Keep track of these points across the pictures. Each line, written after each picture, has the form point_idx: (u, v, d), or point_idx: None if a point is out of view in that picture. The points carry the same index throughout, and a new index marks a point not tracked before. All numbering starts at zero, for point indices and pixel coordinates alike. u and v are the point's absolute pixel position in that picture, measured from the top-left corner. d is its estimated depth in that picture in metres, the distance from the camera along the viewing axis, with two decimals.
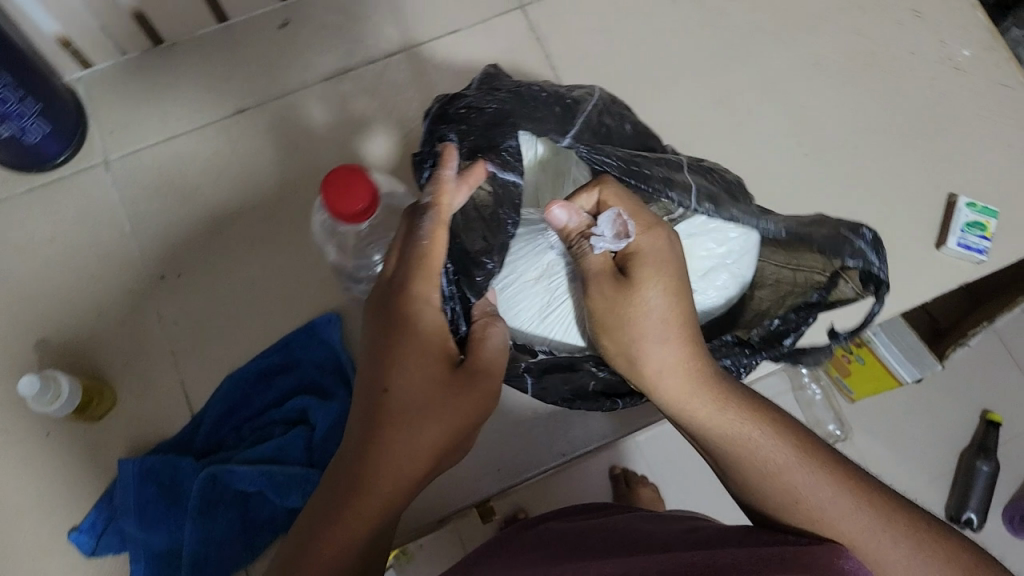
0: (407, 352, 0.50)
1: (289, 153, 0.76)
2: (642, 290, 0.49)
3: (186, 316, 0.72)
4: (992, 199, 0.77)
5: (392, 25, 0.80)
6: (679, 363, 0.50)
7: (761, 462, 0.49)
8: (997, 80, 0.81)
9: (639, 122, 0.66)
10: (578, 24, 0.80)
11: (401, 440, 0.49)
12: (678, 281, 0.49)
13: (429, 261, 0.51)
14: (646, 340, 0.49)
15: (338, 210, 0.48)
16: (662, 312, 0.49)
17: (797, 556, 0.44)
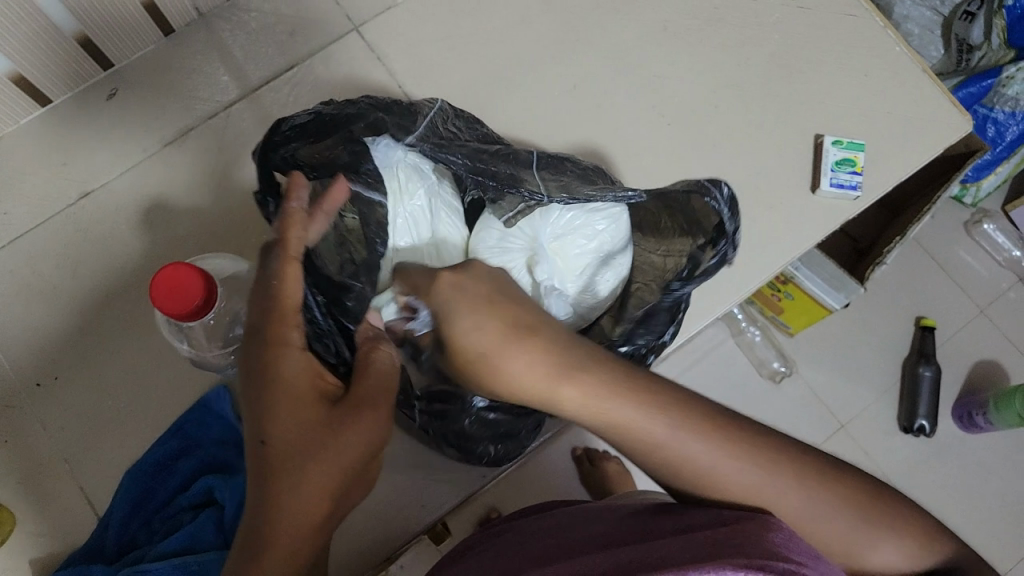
0: (281, 394, 0.45)
1: (147, 228, 0.73)
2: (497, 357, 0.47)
3: (70, 420, 0.68)
4: (858, 131, 0.77)
5: (226, 73, 0.77)
6: (580, 399, 0.47)
7: (693, 469, 0.48)
8: (842, 10, 0.80)
9: (483, 130, 0.66)
10: (416, 37, 0.78)
11: (296, 488, 0.43)
12: (490, 309, 0.48)
13: (284, 298, 0.47)
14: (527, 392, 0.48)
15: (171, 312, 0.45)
16: (531, 367, 0.47)
17: (727, 533, 0.45)
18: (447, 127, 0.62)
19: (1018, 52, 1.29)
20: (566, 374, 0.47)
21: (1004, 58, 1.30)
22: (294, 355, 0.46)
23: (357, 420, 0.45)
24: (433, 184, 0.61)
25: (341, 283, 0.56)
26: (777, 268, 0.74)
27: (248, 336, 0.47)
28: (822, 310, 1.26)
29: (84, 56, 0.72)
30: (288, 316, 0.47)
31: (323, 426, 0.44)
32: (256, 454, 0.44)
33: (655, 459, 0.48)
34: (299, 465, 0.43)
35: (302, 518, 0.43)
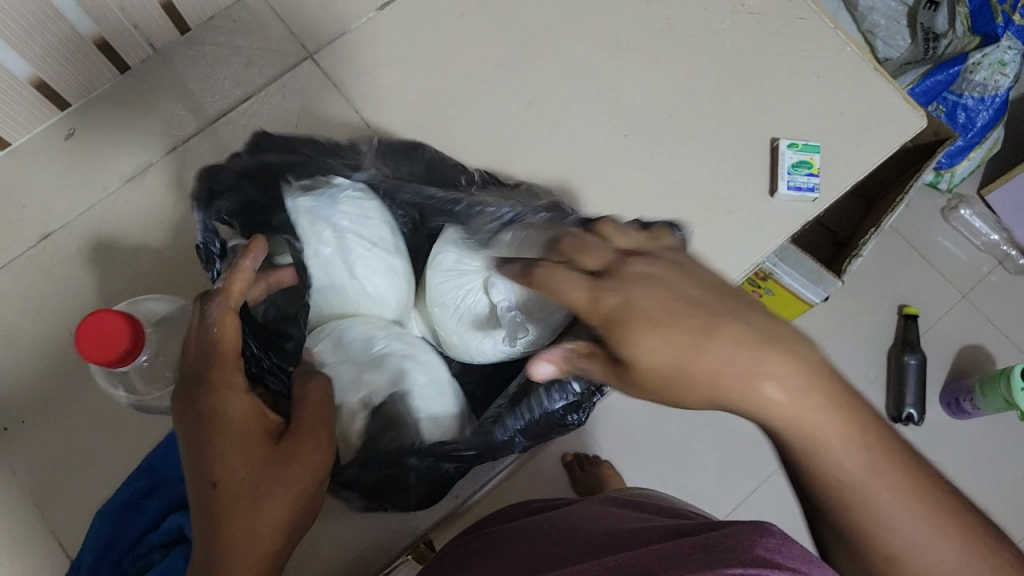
0: (228, 432, 0.45)
1: (109, 266, 0.73)
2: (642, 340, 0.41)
3: (40, 463, 0.68)
4: (813, 133, 0.78)
5: (183, 107, 0.77)
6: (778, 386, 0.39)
7: (856, 501, 0.38)
8: (793, 13, 0.81)
9: (433, 159, 0.70)
10: (371, 60, 0.79)
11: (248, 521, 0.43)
12: (659, 309, 0.41)
13: (223, 346, 0.48)
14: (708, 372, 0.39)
15: (100, 360, 0.45)
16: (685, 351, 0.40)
17: (723, 543, 0.43)
18: (382, 162, 0.69)
19: (984, 38, 1.28)
20: (741, 345, 0.39)
21: (970, 44, 1.29)
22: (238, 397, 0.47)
23: (301, 456, 0.47)
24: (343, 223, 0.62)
25: (278, 331, 0.59)
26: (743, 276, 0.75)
27: (184, 382, 0.48)
28: (802, 306, 1.26)
29: (40, 100, 0.71)
30: (230, 359, 0.48)
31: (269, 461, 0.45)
32: (202, 493, 0.44)
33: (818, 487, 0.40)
34: (249, 500, 0.44)
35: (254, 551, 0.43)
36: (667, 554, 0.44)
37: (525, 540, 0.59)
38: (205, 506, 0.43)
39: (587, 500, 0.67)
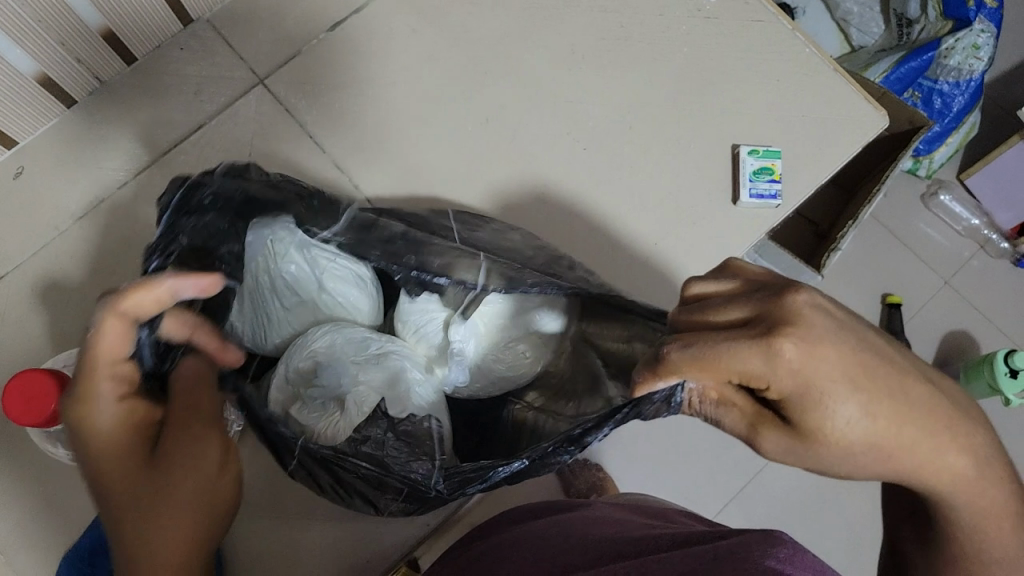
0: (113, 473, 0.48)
1: (64, 306, 0.72)
2: (880, 367, 0.43)
3: None
4: (774, 138, 0.77)
5: (134, 139, 0.76)
6: (885, 419, 0.43)
7: (937, 477, 0.46)
8: (749, 16, 0.80)
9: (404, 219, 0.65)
10: (324, 83, 0.77)
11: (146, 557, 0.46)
12: (822, 339, 0.42)
13: (96, 362, 0.49)
14: (823, 404, 0.42)
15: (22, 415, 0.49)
16: (850, 374, 0.42)
17: (727, 552, 0.44)
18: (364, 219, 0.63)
19: (956, 23, 1.24)
20: (860, 382, 0.42)
21: (943, 30, 1.26)
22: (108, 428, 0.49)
23: (179, 469, 0.49)
24: (303, 236, 0.62)
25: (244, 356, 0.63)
26: None
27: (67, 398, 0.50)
28: None
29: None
30: (97, 380, 0.49)
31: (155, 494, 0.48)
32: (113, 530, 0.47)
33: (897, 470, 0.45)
34: (143, 522, 0.47)
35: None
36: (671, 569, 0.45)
37: (534, 547, 0.57)
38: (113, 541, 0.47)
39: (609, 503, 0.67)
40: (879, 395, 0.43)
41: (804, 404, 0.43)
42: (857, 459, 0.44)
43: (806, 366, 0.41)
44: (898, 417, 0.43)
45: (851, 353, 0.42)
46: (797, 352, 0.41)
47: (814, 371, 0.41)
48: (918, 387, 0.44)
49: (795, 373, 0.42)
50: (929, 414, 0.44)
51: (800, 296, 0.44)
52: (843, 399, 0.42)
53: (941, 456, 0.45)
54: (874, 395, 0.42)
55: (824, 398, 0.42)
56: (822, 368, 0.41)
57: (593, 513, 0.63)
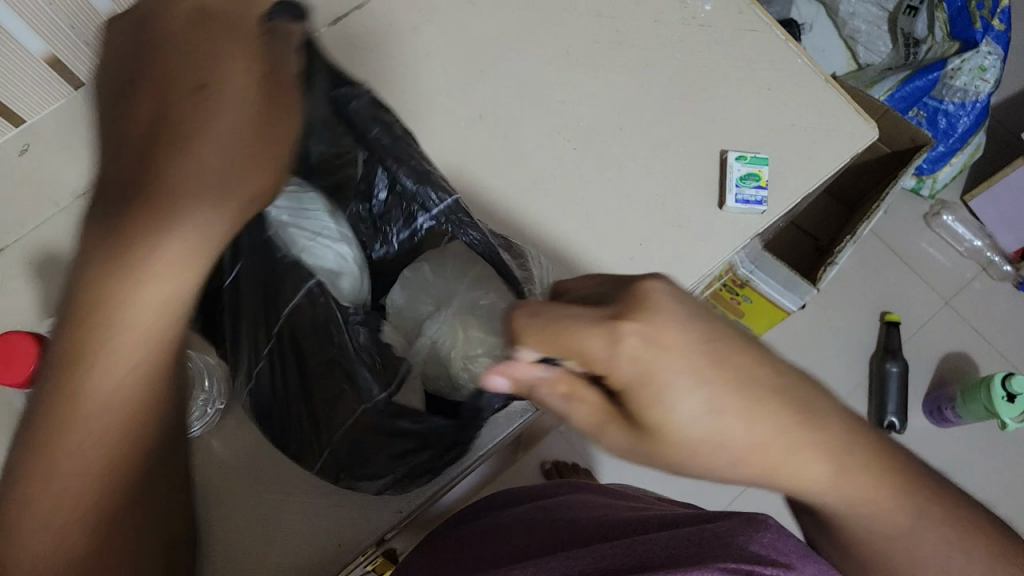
0: (110, 326, 0.40)
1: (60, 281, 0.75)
2: (677, 392, 0.43)
3: None
4: (763, 145, 0.78)
5: None
6: (714, 405, 0.43)
7: (802, 480, 0.47)
8: (744, 26, 0.81)
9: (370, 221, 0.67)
10: None
11: (83, 440, 0.40)
12: (664, 318, 0.43)
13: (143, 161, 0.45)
14: (669, 394, 0.43)
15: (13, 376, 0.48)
16: (694, 354, 0.43)
17: (709, 536, 0.45)
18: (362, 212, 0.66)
19: (963, 44, 1.24)
20: (716, 368, 0.43)
21: (950, 50, 1.27)
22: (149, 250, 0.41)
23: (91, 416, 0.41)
24: (283, 213, 0.63)
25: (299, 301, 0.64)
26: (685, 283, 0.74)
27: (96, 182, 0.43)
28: (782, 314, 1.23)
29: (8, 129, 0.72)
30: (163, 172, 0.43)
31: (139, 373, 0.41)
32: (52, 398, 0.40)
33: (749, 472, 0.46)
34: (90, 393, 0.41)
35: (63, 492, 0.40)
36: (657, 546, 0.46)
37: (514, 531, 0.59)
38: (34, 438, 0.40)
39: (607, 490, 0.67)
40: (721, 384, 0.43)
41: (672, 394, 0.43)
42: (708, 454, 0.45)
43: (643, 349, 0.42)
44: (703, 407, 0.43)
45: (680, 329, 0.43)
46: (644, 343, 0.42)
47: (656, 343, 0.42)
48: (725, 369, 0.43)
49: (630, 378, 0.43)
50: (758, 406, 0.44)
51: (655, 283, 0.45)
52: (687, 391, 0.43)
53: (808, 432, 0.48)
54: (716, 382, 0.43)
55: (657, 392, 0.43)
56: (670, 360, 0.42)
57: (589, 496, 0.64)
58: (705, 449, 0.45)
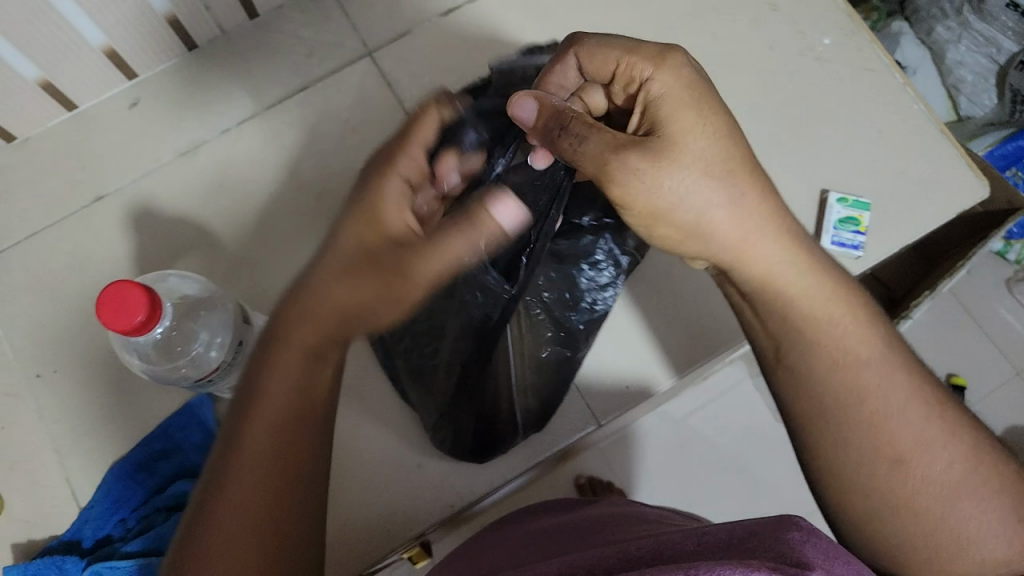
0: (293, 344, 0.45)
1: (150, 234, 0.76)
2: (694, 128, 0.50)
3: (67, 409, 0.73)
4: (866, 189, 0.76)
5: (243, 89, 0.79)
6: (735, 193, 0.50)
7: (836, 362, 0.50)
8: (861, 64, 0.79)
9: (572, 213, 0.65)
10: (431, 65, 0.80)
11: (260, 454, 0.44)
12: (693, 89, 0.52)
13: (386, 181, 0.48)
14: (687, 130, 0.50)
15: (114, 326, 0.48)
16: (703, 101, 0.51)
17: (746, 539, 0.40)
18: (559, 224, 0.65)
19: None
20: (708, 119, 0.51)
21: None
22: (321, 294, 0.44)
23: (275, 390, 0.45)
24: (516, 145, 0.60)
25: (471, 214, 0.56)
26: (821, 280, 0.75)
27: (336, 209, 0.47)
28: None
29: (123, 82, 0.78)
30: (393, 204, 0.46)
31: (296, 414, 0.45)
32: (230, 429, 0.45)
33: (790, 320, 0.51)
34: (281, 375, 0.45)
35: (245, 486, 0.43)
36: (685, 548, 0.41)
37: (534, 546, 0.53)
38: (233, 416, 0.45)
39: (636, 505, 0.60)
40: (731, 159, 0.51)
41: (694, 127, 0.51)
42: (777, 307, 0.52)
43: (673, 79, 0.52)
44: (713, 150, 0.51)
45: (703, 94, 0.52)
46: (660, 85, 0.52)
47: (680, 79, 0.52)
48: (726, 116, 0.52)
49: (662, 94, 0.51)
50: (765, 219, 0.51)
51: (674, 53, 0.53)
52: (699, 127, 0.50)
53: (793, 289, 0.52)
54: (725, 142, 0.51)
55: (684, 126, 0.50)
56: (685, 101, 0.51)
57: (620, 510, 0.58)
58: (686, 205, 0.50)
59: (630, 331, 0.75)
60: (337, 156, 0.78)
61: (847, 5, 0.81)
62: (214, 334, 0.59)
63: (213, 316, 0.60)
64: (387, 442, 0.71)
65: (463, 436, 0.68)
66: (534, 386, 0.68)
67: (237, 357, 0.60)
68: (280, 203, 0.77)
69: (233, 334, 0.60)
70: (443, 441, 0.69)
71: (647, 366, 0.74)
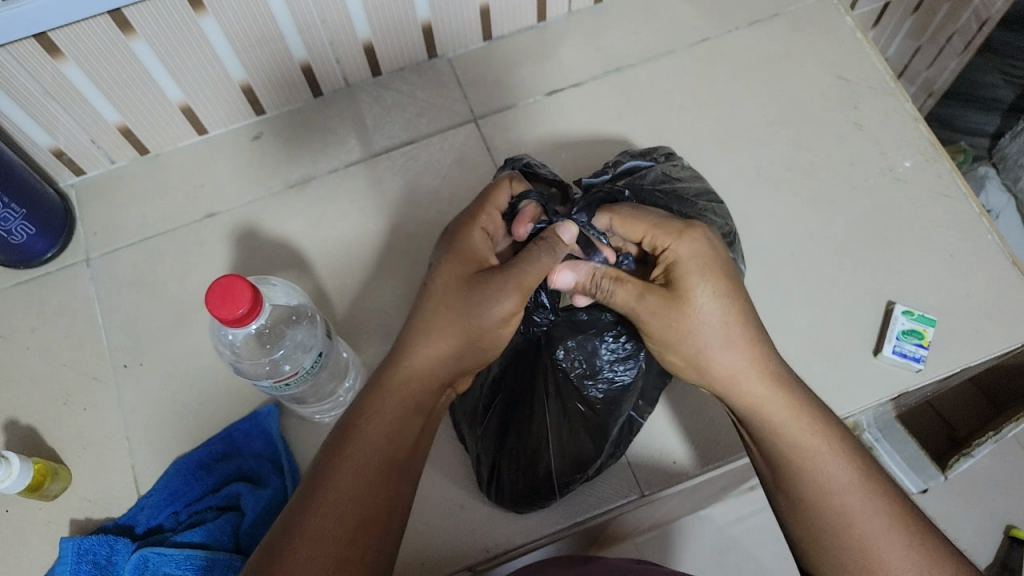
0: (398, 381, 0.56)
1: (249, 253, 0.83)
2: (694, 299, 0.57)
3: (144, 401, 0.78)
4: (932, 307, 0.77)
5: (355, 137, 0.87)
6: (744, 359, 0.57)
7: (843, 525, 0.52)
8: (938, 189, 0.82)
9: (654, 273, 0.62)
10: (527, 137, 0.86)
11: (351, 474, 0.51)
12: (705, 268, 0.57)
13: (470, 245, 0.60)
14: (694, 301, 0.57)
15: (219, 316, 0.53)
16: (716, 312, 0.57)
17: None
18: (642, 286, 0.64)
19: None
20: (716, 293, 0.57)
21: None
22: (423, 347, 0.57)
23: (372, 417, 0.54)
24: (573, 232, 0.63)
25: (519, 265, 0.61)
26: (871, 365, 0.75)
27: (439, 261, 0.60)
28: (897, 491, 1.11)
29: (251, 117, 0.87)
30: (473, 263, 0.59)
31: (389, 444, 0.54)
32: (325, 453, 0.53)
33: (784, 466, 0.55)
34: (381, 403, 0.55)
35: (334, 502, 0.50)
36: None
37: None
38: (333, 436, 0.54)
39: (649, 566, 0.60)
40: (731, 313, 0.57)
41: (695, 299, 0.57)
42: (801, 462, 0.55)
43: (685, 254, 0.58)
44: (731, 317, 0.57)
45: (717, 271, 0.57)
46: (628, 211, 0.61)
47: (693, 251, 0.57)
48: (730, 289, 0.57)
49: (679, 268, 0.57)
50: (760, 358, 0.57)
51: (695, 233, 0.58)
52: (699, 295, 0.57)
53: (782, 420, 0.56)
54: (728, 308, 0.57)
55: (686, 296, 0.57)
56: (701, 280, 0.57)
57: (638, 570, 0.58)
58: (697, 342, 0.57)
59: (687, 406, 0.76)
60: (429, 207, 0.84)
61: (930, 132, 0.84)
62: (307, 340, 0.65)
63: (303, 327, 0.66)
64: (433, 479, 0.74)
65: (511, 493, 0.68)
66: (576, 452, 0.67)
67: (314, 366, 0.63)
68: (369, 241, 0.83)
69: (315, 345, 0.65)
70: (492, 491, 0.69)
71: (695, 445, 0.75)
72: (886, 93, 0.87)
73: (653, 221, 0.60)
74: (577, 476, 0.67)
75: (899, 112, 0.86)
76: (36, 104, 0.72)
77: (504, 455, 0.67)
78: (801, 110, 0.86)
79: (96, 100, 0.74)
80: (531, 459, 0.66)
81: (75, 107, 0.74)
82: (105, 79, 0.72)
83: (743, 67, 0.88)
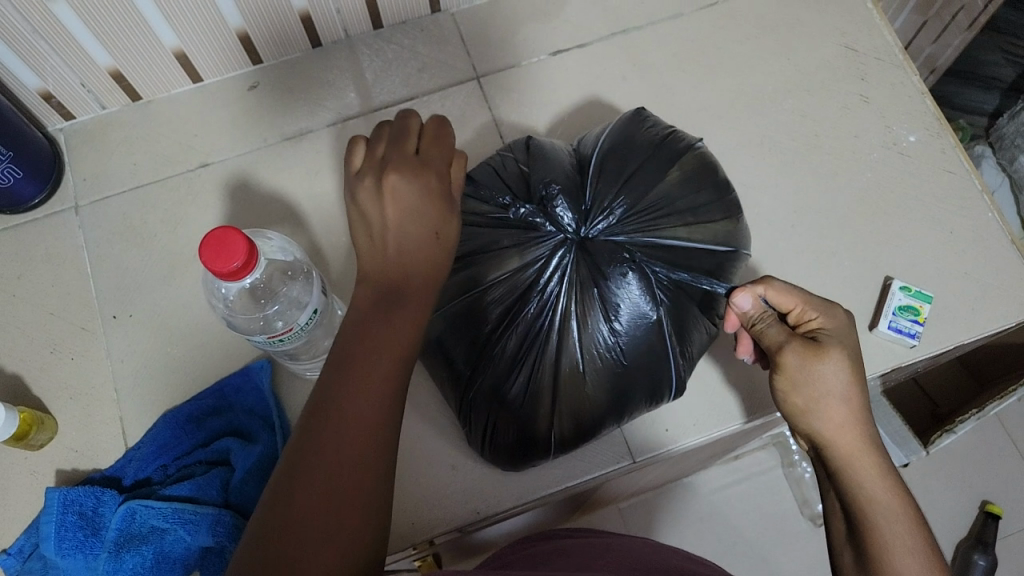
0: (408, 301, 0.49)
1: (243, 205, 0.81)
2: (833, 360, 0.56)
3: (133, 352, 0.77)
4: (928, 284, 0.77)
5: (354, 90, 0.85)
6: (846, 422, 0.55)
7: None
8: (941, 165, 0.82)
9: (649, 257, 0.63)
10: (529, 97, 0.85)
11: (374, 393, 0.45)
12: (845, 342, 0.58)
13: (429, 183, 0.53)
14: (841, 366, 0.56)
15: (214, 268, 0.52)
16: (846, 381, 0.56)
17: None
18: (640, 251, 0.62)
19: None
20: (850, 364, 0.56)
21: None
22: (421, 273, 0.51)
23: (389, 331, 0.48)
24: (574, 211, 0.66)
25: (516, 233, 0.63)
26: (866, 339, 0.75)
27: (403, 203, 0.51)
28: None
29: (247, 65, 0.84)
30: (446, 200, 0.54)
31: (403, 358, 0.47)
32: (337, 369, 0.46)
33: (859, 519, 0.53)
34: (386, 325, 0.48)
35: (360, 423, 0.43)
36: None
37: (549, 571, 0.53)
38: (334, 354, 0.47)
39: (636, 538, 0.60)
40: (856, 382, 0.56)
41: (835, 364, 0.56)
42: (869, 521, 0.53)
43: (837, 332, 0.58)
44: (852, 383, 0.56)
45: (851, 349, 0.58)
46: (784, 285, 0.60)
47: (843, 329, 0.58)
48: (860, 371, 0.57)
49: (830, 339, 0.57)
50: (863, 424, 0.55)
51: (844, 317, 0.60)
52: (840, 359, 0.56)
53: (868, 481, 0.54)
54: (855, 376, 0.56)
55: (826, 358, 0.56)
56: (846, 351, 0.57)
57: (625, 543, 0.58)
58: (824, 398, 0.55)
59: None
60: None
61: (936, 107, 0.83)
62: (302, 298, 0.64)
63: (299, 283, 0.65)
64: (425, 440, 0.73)
65: (502, 449, 0.68)
66: (578, 409, 0.65)
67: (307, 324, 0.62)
68: None
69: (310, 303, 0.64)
70: (483, 446, 0.70)
71: (687, 413, 0.75)
72: (894, 65, 0.86)
73: (806, 296, 0.59)
74: (573, 432, 0.67)
75: (905, 85, 0.85)
76: (24, 44, 0.69)
77: (501, 411, 0.66)
78: (808, 80, 0.85)
79: (87, 41, 0.72)
80: (529, 412, 0.65)
81: (65, 49, 0.72)
82: (97, 21, 0.70)
83: (751, 33, 0.87)
